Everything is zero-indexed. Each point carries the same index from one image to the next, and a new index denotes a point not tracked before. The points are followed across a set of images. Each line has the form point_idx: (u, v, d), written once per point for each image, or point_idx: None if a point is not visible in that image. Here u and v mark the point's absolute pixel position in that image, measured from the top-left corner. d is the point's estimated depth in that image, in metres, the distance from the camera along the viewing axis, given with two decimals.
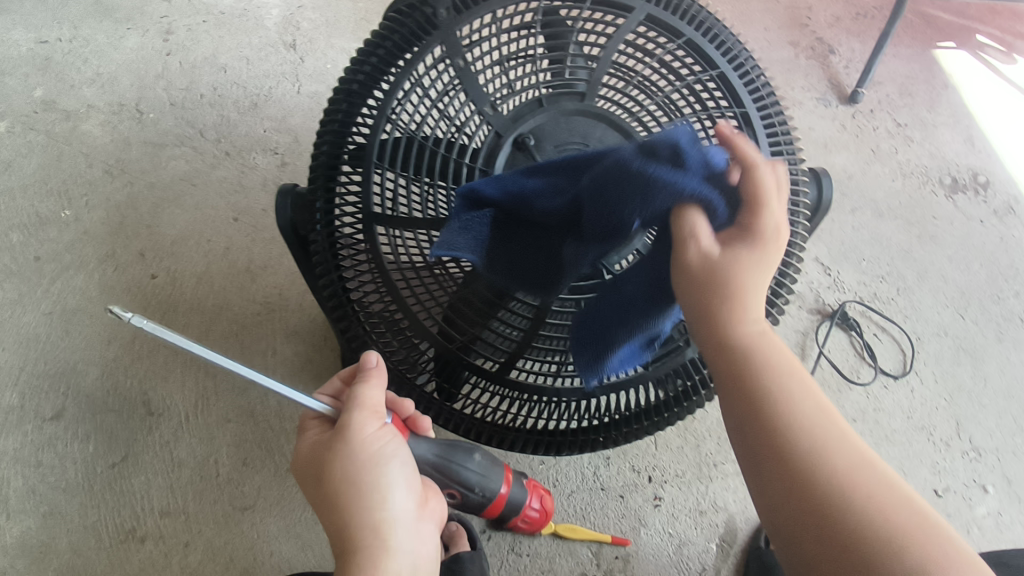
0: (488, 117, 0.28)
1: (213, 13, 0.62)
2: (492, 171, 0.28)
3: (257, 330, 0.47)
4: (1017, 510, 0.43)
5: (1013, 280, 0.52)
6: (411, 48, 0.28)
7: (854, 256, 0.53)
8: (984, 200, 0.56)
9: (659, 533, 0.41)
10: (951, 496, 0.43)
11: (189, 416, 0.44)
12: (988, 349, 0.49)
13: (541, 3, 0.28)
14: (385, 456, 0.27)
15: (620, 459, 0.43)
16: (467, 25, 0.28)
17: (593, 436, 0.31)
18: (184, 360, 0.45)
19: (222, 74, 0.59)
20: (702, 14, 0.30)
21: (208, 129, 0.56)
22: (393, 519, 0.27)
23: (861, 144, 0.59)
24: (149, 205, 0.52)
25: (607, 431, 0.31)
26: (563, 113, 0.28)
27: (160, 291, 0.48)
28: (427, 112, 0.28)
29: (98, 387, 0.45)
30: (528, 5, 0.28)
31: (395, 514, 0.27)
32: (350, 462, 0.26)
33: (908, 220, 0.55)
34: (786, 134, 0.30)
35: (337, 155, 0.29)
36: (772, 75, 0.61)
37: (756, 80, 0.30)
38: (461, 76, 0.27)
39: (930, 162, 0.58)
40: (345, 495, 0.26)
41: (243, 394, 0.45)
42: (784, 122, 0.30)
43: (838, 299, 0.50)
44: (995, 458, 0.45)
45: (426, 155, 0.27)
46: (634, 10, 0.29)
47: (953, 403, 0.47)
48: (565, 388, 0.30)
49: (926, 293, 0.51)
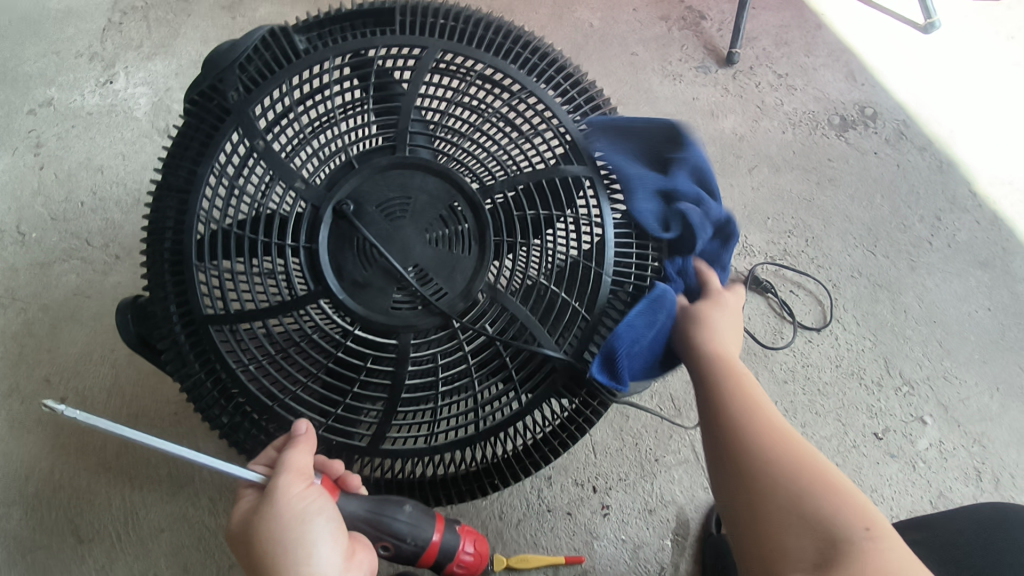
0: (300, 191, 0.28)
1: (80, 116, 0.60)
2: (316, 245, 0.28)
3: (176, 431, 0.46)
4: (955, 435, 0.44)
5: (915, 206, 0.53)
6: (214, 138, 0.29)
7: (759, 216, 0.52)
8: (875, 131, 0.56)
9: (613, 541, 0.41)
10: (892, 436, 0.44)
11: (122, 536, 0.43)
12: (903, 280, 0.49)
13: (330, 65, 0.29)
14: (308, 516, 0.25)
15: (562, 476, 0.42)
16: (259, 103, 0.29)
17: (488, 480, 0.30)
18: (107, 479, 0.44)
19: (100, 175, 0.57)
20: (497, 41, 0.31)
21: (95, 236, 0.54)
22: None
23: (747, 103, 0.57)
24: (47, 327, 0.50)
25: (501, 471, 0.30)
26: (376, 170, 0.28)
27: (72, 413, 0.46)
28: (238, 198, 0.28)
29: (24, 527, 0.43)
30: (316, 70, 0.29)
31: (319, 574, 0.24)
32: (274, 527, 0.25)
33: (805, 167, 0.54)
34: (610, 138, 0.31)
35: (161, 257, 0.29)
36: (646, 52, 0.59)
37: (564, 93, 0.31)
38: (263, 156, 0.28)
39: (817, 105, 0.57)
40: (269, 559, 0.25)
41: (173, 500, 0.44)
42: (604, 127, 0.31)
43: (750, 264, 0.50)
44: (927, 388, 0.45)
45: (243, 242, 0.27)
46: (425, 51, 0.29)
47: (878, 342, 0.47)
48: (444, 444, 0.29)
49: (834, 237, 0.51)
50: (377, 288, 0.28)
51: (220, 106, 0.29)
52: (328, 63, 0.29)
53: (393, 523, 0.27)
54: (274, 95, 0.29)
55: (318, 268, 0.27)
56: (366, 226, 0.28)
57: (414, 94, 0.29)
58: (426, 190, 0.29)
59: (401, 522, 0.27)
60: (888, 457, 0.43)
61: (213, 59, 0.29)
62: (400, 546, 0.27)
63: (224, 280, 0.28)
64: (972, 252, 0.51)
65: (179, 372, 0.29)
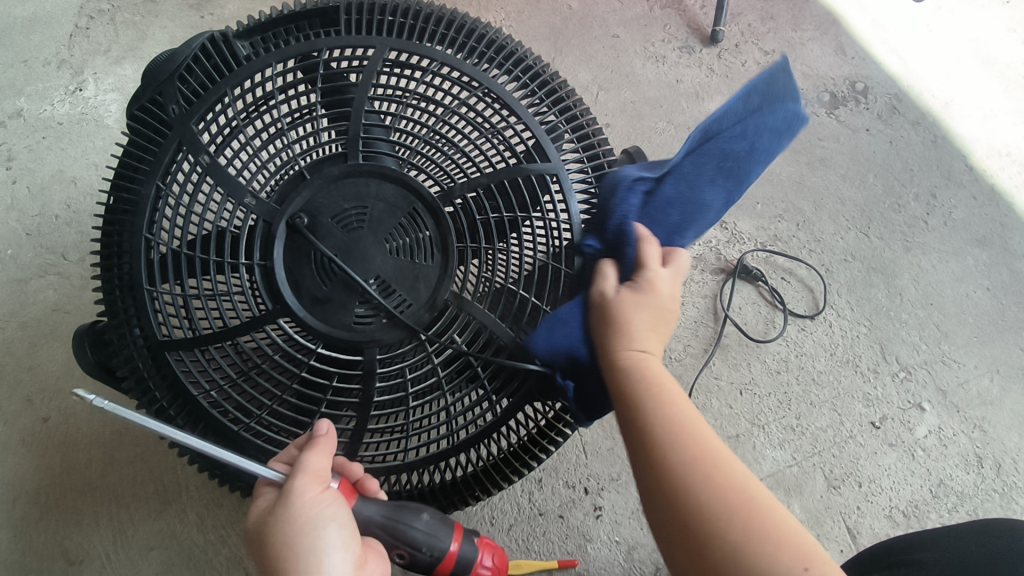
0: (251, 207, 0.27)
1: (51, 127, 0.58)
2: (271, 263, 0.27)
3: (162, 446, 0.45)
4: (956, 421, 0.43)
5: (910, 184, 0.51)
6: (157, 155, 0.28)
7: (748, 201, 0.50)
8: (866, 107, 0.54)
9: (606, 543, 0.40)
10: (889, 425, 0.43)
11: (111, 556, 0.42)
12: (898, 262, 0.48)
13: (274, 71, 0.28)
14: (322, 523, 0.23)
15: (553, 478, 0.42)
16: (202, 116, 0.27)
17: (468, 493, 0.29)
18: (94, 499, 0.44)
19: (73, 188, 0.56)
20: (452, 37, 0.30)
21: (71, 250, 0.53)
22: None
23: (732, 83, 0.55)
24: (26, 345, 0.49)
25: (480, 484, 0.29)
26: (331, 181, 0.27)
27: (55, 434, 0.45)
28: (186, 219, 0.27)
29: (12, 551, 0.43)
30: (260, 78, 0.28)
31: None
32: (292, 534, 0.23)
33: (795, 148, 0.53)
34: (576, 130, 0.30)
35: (114, 283, 0.28)
36: (628, 32, 0.57)
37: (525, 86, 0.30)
38: (209, 170, 0.27)
39: (805, 83, 0.55)
40: (282, 564, 0.23)
41: (160, 517, 0.43)
42: (568, 120, 0.30)
43: (739, 253, 0.48)
44: (926, 373, 0.44)
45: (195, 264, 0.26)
46: (376, 49, 0.28)
47: (873, 328, 0.46)
48: (419, 457, 0.28)
49: (827, 220, 0.50)
50: (339, 304, 0.27)
51: (162, 122, 0.28)
52: (272, 69, 0.28)
53: (409, 530, 0.25)
54: (217, 107, 0.28)
55: (274, 286, 0.27)
56: (322, 239, 0.27)
57: (366, 96, 0.28)
58: (385, 199, 0.27)
59: (417, 530, 0.25)
60: (885, 446, 0.42)
61: (152, 71, 0.28)
62: (417, 555, 0.25)
63: (180, 302, 0.27)
64: (969, 229, 0.49)
65: (142, 397, 0.28)
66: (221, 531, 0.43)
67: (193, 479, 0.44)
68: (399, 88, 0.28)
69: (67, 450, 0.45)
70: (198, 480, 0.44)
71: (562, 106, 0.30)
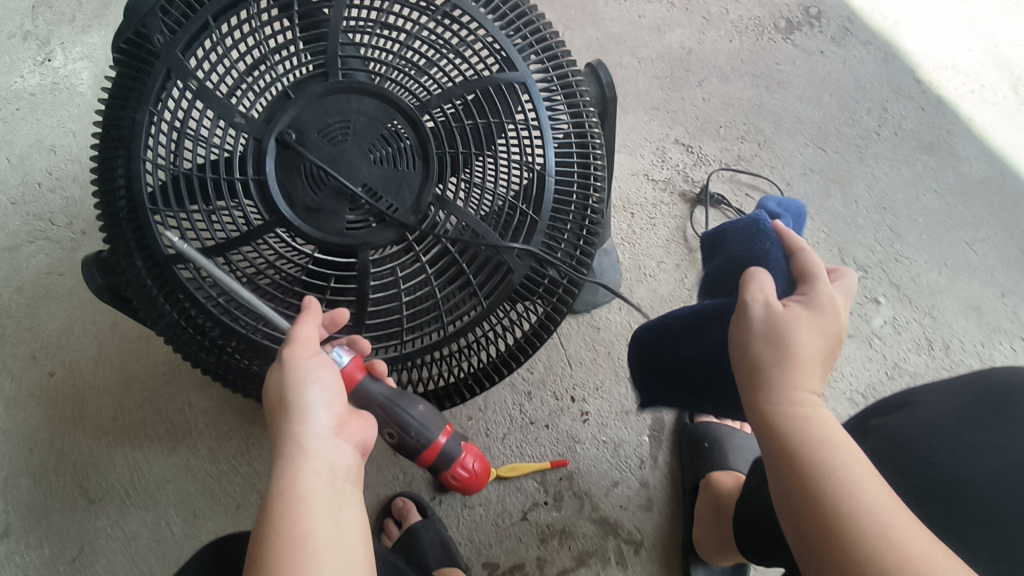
0: (240, 126, 0.28)
1: (24, 99, 0.59)
2: (265, 177, 0.29)
3: (168, 389, 0.47)
4: (908, 310, 0.47)
5: (862, 100, 0.54)
6: (146, 84, 0.29)
7: (711, 126, 0.53)
8: (821, 31, 0.57)
9: (594, 443, 0.43)
10: (849, 317, 0.46)
11: (130, 490, 0.45)
12: (853, 173, 0.51)
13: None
14: (309, 381, 0.26)
15: (541, 390, 0.45)
16: (187, 46, 0.29)
17: (464, 384, 0.31)
18: (109, 440, 0.46)
19: (52, 155, 0.56)
20: None
21: (58, 215, 0.54)
22: (312, 434, 0.25)
23: (692, 15, 0.57)
24: (24, 307, 0.50)
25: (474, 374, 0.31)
26: (314, 98, 0.29)
27: (63, 386, 0.47)
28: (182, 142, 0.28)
29: (34, 494, 0.45)
30: (241, 6, 0.29)
31: (314, 429, 0.25)
32: (284, 389, 0.26)
33: (754, 74, 0.55)
34: (542, 40, 0.32)
35: (117, 212, 0.29)
36: None
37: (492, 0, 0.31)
38: (199, 93, 0.28)
39: (761, 11, 0.57)
40: (281, 417, 0.26)
41: (175, 451, 0.46)
42: (533, 31, 0.32)
43: (706, 174, 0.51)
44: (881, 270, 0.48)
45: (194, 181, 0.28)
46: None
47: (833, 234, 0.49)
48: (413, 352, 0.30)
49: (786, 138, 0.52)
50: (331, 213, 0.29)
51: (149, 53, 0.29)
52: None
53: (403, 413, 0.27)
54: (201, 34, 0.29)
55: (270, 198, 0.29)
56: (312, 153, 0.29)
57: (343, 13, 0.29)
58: (368, 112, 0.29)
59: (410, 416, 0.27)
60: (846, 337, 0.46)
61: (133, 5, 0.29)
62: (405, 438, 0.27)
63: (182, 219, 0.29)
64: (918, 137, 0.53)
65: (153, 315, 0.30)
66: (234, 459, 0.45)
67: (200, 416, 0.47)
68: (373, 8, 0.30)
69: (77, 401, 0.47)
70: (206, 418, 0.47)
71: (529, 17, 0.32)
